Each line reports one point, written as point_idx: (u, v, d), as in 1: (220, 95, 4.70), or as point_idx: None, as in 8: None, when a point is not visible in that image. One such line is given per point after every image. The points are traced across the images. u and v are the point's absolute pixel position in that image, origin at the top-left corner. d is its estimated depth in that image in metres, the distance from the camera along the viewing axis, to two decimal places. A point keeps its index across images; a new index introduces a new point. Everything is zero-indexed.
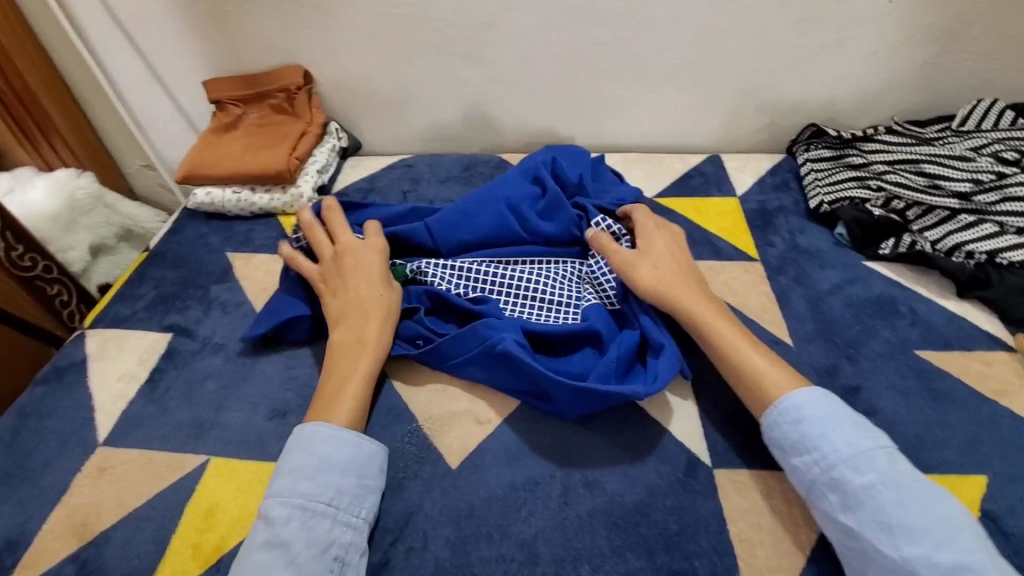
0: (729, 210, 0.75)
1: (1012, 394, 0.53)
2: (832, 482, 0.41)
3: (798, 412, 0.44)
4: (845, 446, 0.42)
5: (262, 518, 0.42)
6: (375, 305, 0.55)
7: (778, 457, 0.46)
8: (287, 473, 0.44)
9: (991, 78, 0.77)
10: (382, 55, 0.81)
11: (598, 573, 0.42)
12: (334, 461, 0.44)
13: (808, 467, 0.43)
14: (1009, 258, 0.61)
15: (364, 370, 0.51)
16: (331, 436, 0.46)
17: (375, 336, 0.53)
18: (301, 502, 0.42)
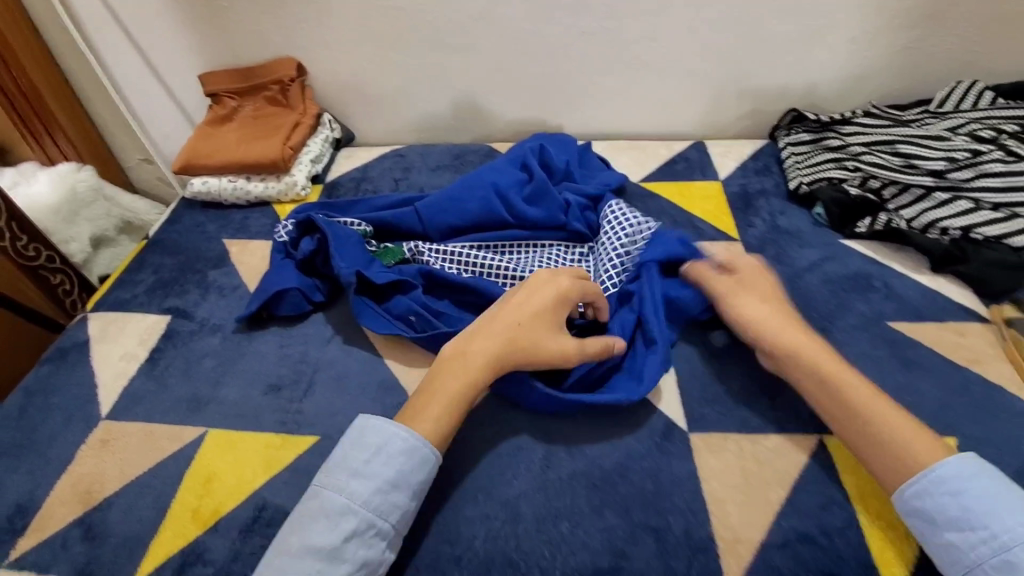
0: (712, 193, 0.77)
1: (983, 360, 0.55)
2: (1003, 565, 0.36)
3: (959, 485, 0.39)
4: (1018, 525, 0.37)
5: (326, 514, 0.40)
6: (517, 333, 0.49)
7: (920, 528, 0.40)
8: (364, 478, 0.42)
9: (970, 62, 0.78)
10: (374, 47, 0.83)
11: (578, 530, 0.44)
12: (410, 482, 0.42)
13: (971, 544, 0.38)
14: (983, 233, 0.62)
15: (463, 388, 0.46)
16: (414, 460, 0.43)
17: (491, 359, 0.48)
18: (369, 516, 0.41)
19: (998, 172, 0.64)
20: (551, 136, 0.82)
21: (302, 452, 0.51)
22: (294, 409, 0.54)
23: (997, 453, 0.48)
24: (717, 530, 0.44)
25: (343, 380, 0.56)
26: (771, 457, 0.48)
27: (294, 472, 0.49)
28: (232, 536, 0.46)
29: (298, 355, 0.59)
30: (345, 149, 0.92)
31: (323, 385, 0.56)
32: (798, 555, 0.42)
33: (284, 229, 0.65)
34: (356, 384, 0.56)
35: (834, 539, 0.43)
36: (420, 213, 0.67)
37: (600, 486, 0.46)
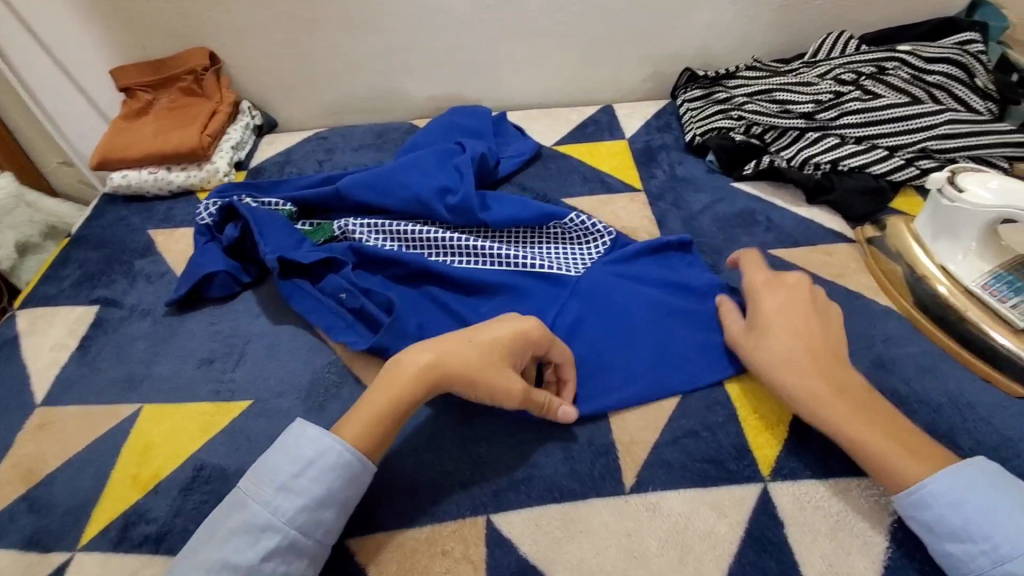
0: (618, 151, 0.83)
1: (848, 275, 0.62)
2: (1004, 575, 0.37)
3: (964, 500, 0.39)
4: (1020, 536, 0.37)
5: (245, 529, 0.40)
6: (454, 356, 0.46)
7: (925, 537, 0.41)
8: (292, 494, 0.41)
9: (839, 15, 0.86)
10: (286, 33, 0.85)
11: (495, 450, 0.49)
12: (335, 497, 0.42)
13: (971, 555, 0.38)
14: (848, 164, 0.70)
15: (395, 396, 0.45)
16: (340, 472, 0.43)
17: (423, 381, 0.45)
18: (290, 533, 0.40)
19: (857, 109, 0.72)
20: (467, 108, 0.85)
21: (236, 413, 0.54)
22: (227, 378, 0.57)
23: (854, 347, 0.55)
24: (616, 435, 0.49)
25: (273, 348, 0.59)
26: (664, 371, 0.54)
27: (230, 432, 0.52)
28: (172, 495, 0.49)
29: (226, 330, 0.61)
30: (268, 136, 0.93)
31: (254, 354, 0.59)
32: (685, 448, 0.48)
33: (207, 212, 0.67)
34: (286, 349, 0.59)
35: (715, 432, 0.49)
36: (342, 190, 0.69)
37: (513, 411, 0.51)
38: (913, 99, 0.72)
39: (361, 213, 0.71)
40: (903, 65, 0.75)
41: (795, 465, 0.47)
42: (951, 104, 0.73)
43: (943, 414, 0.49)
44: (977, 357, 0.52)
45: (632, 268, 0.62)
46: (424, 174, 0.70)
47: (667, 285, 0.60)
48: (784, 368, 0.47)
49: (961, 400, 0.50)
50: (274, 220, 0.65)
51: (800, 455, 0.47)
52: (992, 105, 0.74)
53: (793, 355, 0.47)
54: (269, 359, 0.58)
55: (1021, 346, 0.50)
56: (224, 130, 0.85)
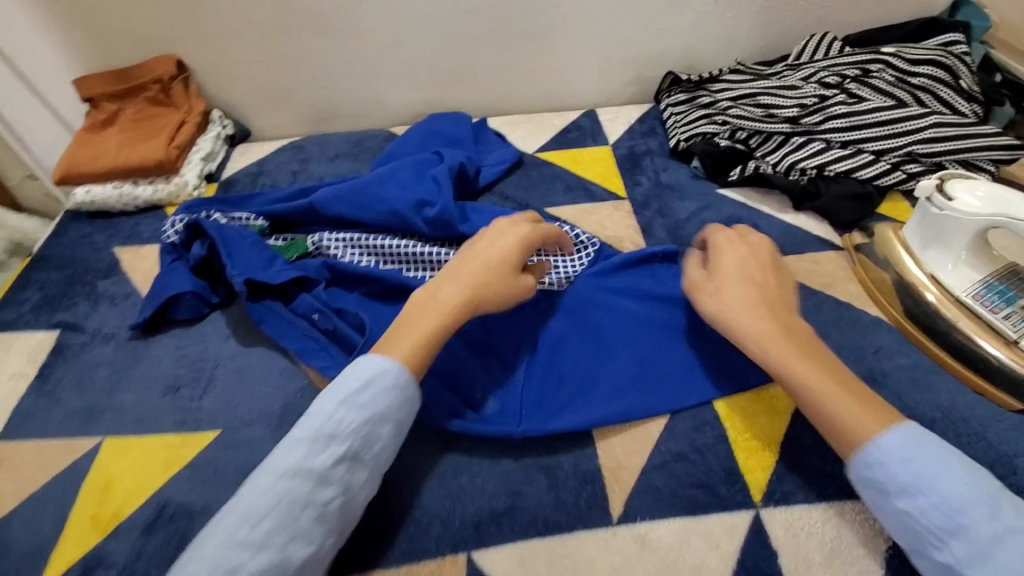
0: (602, 157, 0.81)
1: (837, 284, 0.61)
2: (953, 528, 0.36)
3: (911, 452, 0.39)
4: (963, 487, 0.37)
5: (313, 439, 0.40)
6: (481, 270, 0.49)
7: (872, 498, 0.40)
8: (356, 407, 0.41)
9: (823, 16, 0.85)
10: (257, 39, 0.82)
11: (476, 480, 0.47)
12: (396, 412, 0.43)
13: (922, 511, 0.37)
14: (835, 169, 0.69)
15: (434, 321, 0.46)
16: (400, 389, 0.43)
17: (460, 304, 0.47)
18: (357, 443, 0.41)
19: (843, 113, 0.70)
20: (446, 115, 0.83)
21: (203, 445, 0.51)
22: (194, 407, 0.54)
23: (846, 361, 0.53)
24: (602, 461, 0.47)
25: (242, 374, 0.56)
26: None
27: (196, 466, 0.50)
28: (134, 536, 0.46)
29: (191, 356, 0.58)
30: (240, 146, 0.90)
31: (222, 380, 0.56)
32: (673, 473, 0.46)
33: (172, 229, 0.64)
34: (256, 375, 0.56)
35: (705, 455, 0.47)
36: (314, 205, 0.66)
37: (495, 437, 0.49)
38: (899, 102, 0.71)
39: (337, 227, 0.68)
40: (888, 67, 0.74)
41: (787, 489, 0.45)
42: (937, 107, 0.72)
43: (937, 430, 0.48)
44: (970, 369, 0.51)
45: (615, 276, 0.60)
46: (402, 186, 0.67)
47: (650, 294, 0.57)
48: (753, 320, 0.46)
49: (955, 415, 0.49)
50: (240, 234, 0.62)
51: (791, 478, 0.46)
52: (977, 107, 0.73)
53: (756, 307, 0.47)
54: (238, 386, 0.55)
55: (1014, 358, 0.49)
56: (193, 141, 0.82)
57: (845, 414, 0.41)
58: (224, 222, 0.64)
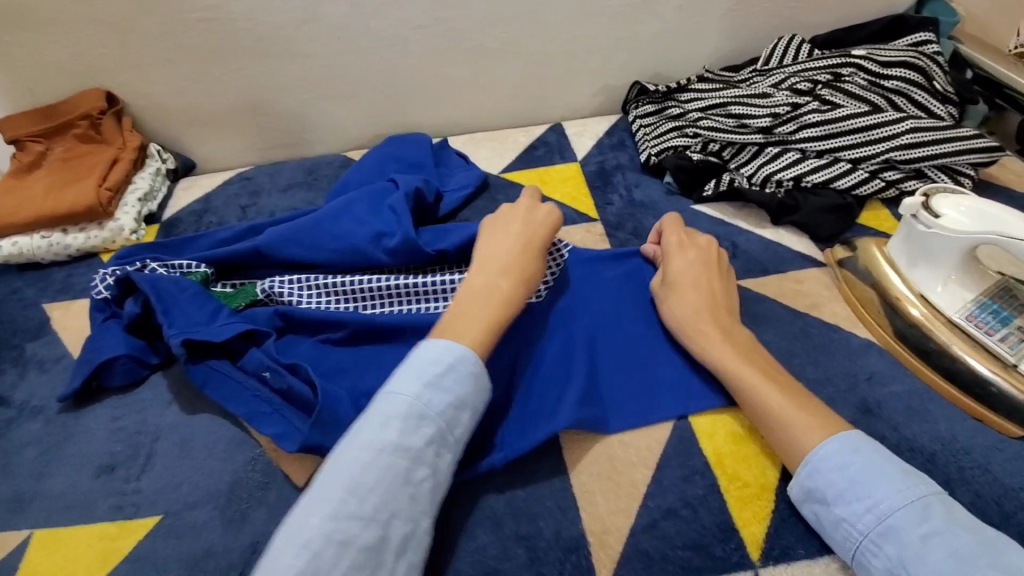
0: (571, 175, 0.77)
1: (824, 305, 0.57)
2: (885, 532, 0.36)
3: (844, 456, 0.39)
4: (895, 490, 0.37)
5: (402, 419, 0.39)
6: (526, 259, 0.51)
7: (817, 508, 0.40)
8: (442, 389, 0.41)
9: (789, 17, 0.82)
10: (195, 67, 0.76)
11: (448, 557, 0.42)
12: (476, 397, 0.42)
13: (858, 516, 0.38)
14: (812, 180, 0.66)
15: (499, 306, 0.47)
16: (477, 374, 0.43)
17: (518, 293, 0.49)
18: (444, 426, 0.40)
19: (817, 121, 0.68)
20: (402, 139, 0.78)
21: (141, 535, 0.46)
22: (131, 489, 0.48)
23: (838, 391, 0.50)
24: (586, 525, 0.43)
25: (185, 448, 0.51)
26: (636, 438, 0.48)
27: (134, 559, 0.44)
28: None
29: (129, 428, 0.53)
30: (184, 180, 0.84)
31: (164, 454, 0.50)
32: (664, 533, 0.43)
33: (103, 283, 0.57)
34: (201, 446, 0.51)
35: (696, 511, 0.44)
36: (262, 247, 0.61)
37: (468, 505, 0.45)
38: (873, 106, 0.68)
39: (292, 269, 0.63)
40: (860, 71, 0.72)
41: (787, 543, 0.42)
42: (911, 110, 0.70)
43: (939, 464, 0.45)
44: (967, 395, 0.48)
45: (597, 290, 0.57)
46: (359, 220, 0.62)
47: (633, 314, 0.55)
48: (693, 327, 0.49)
49: (956, 445, 0.46)
50: (176, 284, 0.56)
51: (791, 530, 0.42)
52: (952, 108, 0.71)
53: (698, 314, 0.49)
54: (181, 460, 0.50)
55: (1012, 383, 0.46)
56: (128, 181, 0.76)
57: (792, 424, 0.42)
58: (161, 273, 0.59)
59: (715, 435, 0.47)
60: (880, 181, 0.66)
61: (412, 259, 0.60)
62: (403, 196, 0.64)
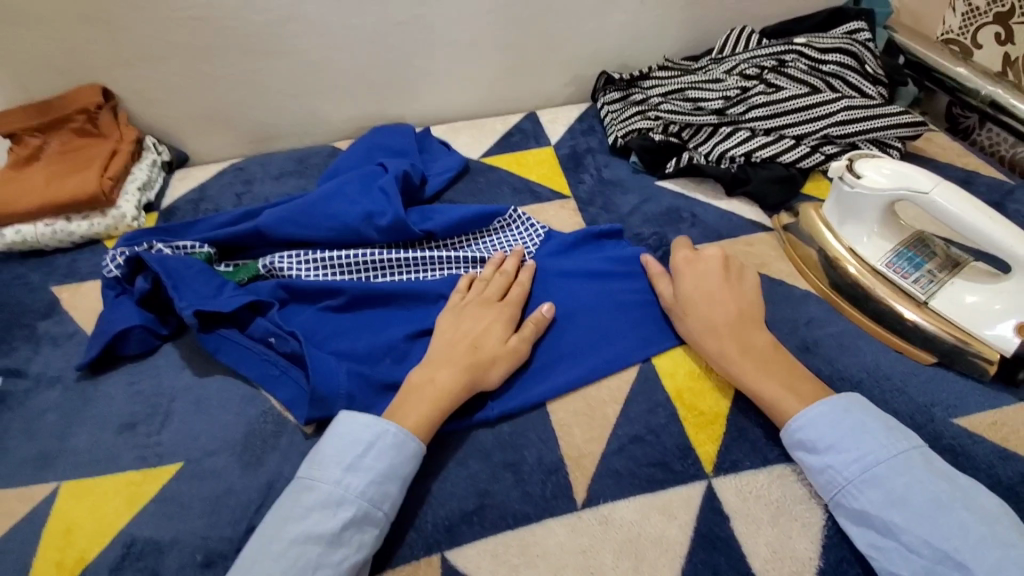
0: (546, 158, 0.84)
1: (770, 263, 0.65)
2: (870, 479, 0.43)
3: (838, 419, 0.46)
4: (881, 446, 0.44)
5: (318, 507, 0.43)
6: (472, 349, 0.52)
7: (804, 456, 0.46)
8: (359, 471, 0.45)
9: (740, 10, 0.90)
10: (187, 63, 0.81)
11: (444, 483, 0.48)
12: (400, 472, 0.46)
13: (845, 465, 0.44)
14: (761, 156, 0.73)
15: (430, 403, 0.49)
16: (399, 446, 0.46)
17: (457, 386, 0.50)
18: (364, 505, 0.43)
19: (763, 103, 0.75)
20: (386, 128, 0.83)
21: (166, 480, 0.51)
22: (153, 443, 0.53)
23: (782, 334, 0.57)
24: (564, 451, 0.50)
25: (202, 405, 0.55)
26: (606, 379, 0.54)
27: (161, 501, 0.49)
28: None
29: (146, 390, 0.57)
30: (178, 172, 0.88)
31: (180, 413, 0.55)
32: (632, 455, 0.49)
33: (113, 262, 0.62)
34: (216, 404, 0.56)
35: (659, 435, 0.50)
36: (262, 228, 0.66)
37: (462, 439, 0.51)
38: (812, 88, 0.76)
39: (292, 247, 0.68)
40: (801, 57, 0.80)
41: (737, 457, 0.49)
42: (847, 91, 0.77)
43: (864, 388, 0.52)
44: (887, 331, 0.56)
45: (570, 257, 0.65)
46: (353, 200, 0.68)
47: (601, 274, 0.62)
48: (710, 336, 0.52)
49: (880, 373, 0.53)
50: (184, 263, 0.61)
51: (739, 447, 0.49)
52: (882, 89, 0.79)
53: (716, 326, 0.52)
54: (198, 415, 0.55)
55: (927, 319, 0.54)
56: (127, 171, 0.80)
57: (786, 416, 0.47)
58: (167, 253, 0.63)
59: (674, 373, 0.54)
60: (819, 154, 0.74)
61: (402, 234, 0.66)
62: (392, 178, 0.70)
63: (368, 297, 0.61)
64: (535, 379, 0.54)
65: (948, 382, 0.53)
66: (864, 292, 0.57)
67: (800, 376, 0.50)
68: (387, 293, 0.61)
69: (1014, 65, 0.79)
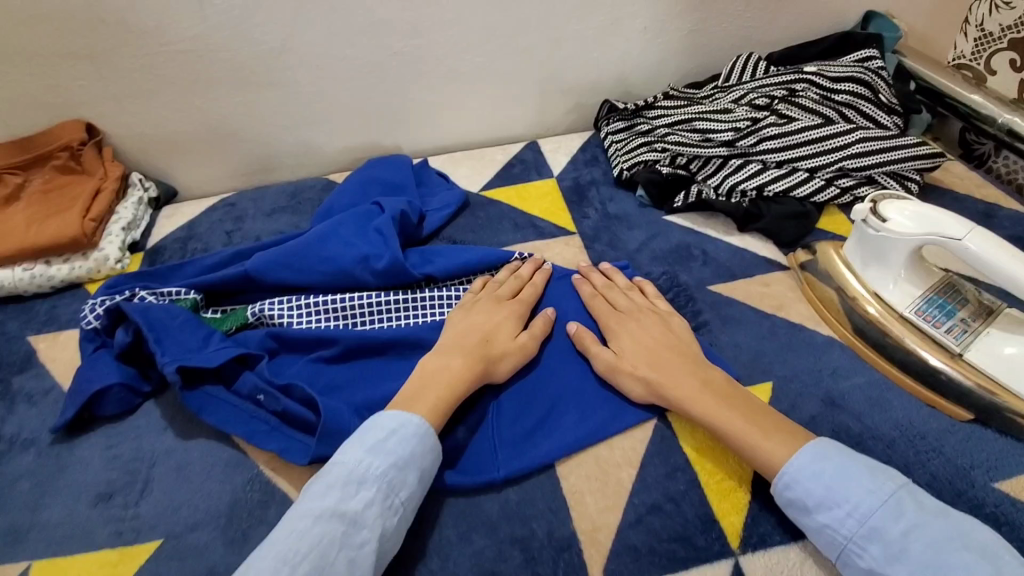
0: (548, 191, 0.80)
1: (788, 306, 0.61)
2: (868, 533, 0.40)
3: (813, 463, 0.43)
4: (869, 492, 0.41)
5: (340, 486, 0.42)
6: (484, 340, 0.53)
7: (797, 514, 0.43)
8: (382, 453, 0.44)
9: (746, 36, 0.87)
10: (176, 95, 0.77)
11: (447, 562, 0.44)
12: (420, 460, 0.45)
13: (840, 521, 0.41)
14: (773, 190, 0.70)
15: (445, 389, 0.48)
16: (420, 433, 0.45)
17: (471, 373, 0.50)
18: (385, 488, 0.42)
19: (775, 134, 0.72)
20: (378, 161, 0.79)
21: (144, 559, 0.47)
22: (131, 515, 0.49)
23: (806, 386, 0.54)
24: (577, 523, 0.46)
25: (184, 472, 0.52)
26: (620, 439, 0.50)
27: None
28: None
29: (125, 454, 0.53)
30: (166, 208, 0.85)
31: (161, 480, 0.51)
32: (650, 527, 0.45)
33: (92, 313, 0.58)
34: (199, 469, 0.52)
35: (679, 504, 0.46)
36: (251, 272, 0.62)
37: (465, 510, 0.47)
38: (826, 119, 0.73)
39: (282, 292, 0.64)
40: (812, 86, 0.77)
41: (766, 529, 0.45)
42: (861, 121, 0.75)
43: (897, 449, 0.49)
44: (923, 386, 0.52)
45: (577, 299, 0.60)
46: (348, 241, 0.64)
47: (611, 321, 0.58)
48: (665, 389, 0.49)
49: (913, 432, 0.50)
50: (167, 310, 0.58)
51: (766, 518, 0.45)
52: (897, 119, 0.77)
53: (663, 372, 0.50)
54: (180, 482, 0.51)
55: (960, 372, 0.50)
56: (112, 210, 0.76)
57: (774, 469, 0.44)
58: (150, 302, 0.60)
59: (694, 430, 0.50)
60: (835, 187, 0.71)
61: (398, 279, 0.62)
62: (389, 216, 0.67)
63: (364, 348, 0.57)
64: (542, 436, 0.50)
65: (986, 442, 0.49)
66: (891, 340, 0.54)
67: (771, 415, 0.47)
68: (381, 343, 0.57)
69: None
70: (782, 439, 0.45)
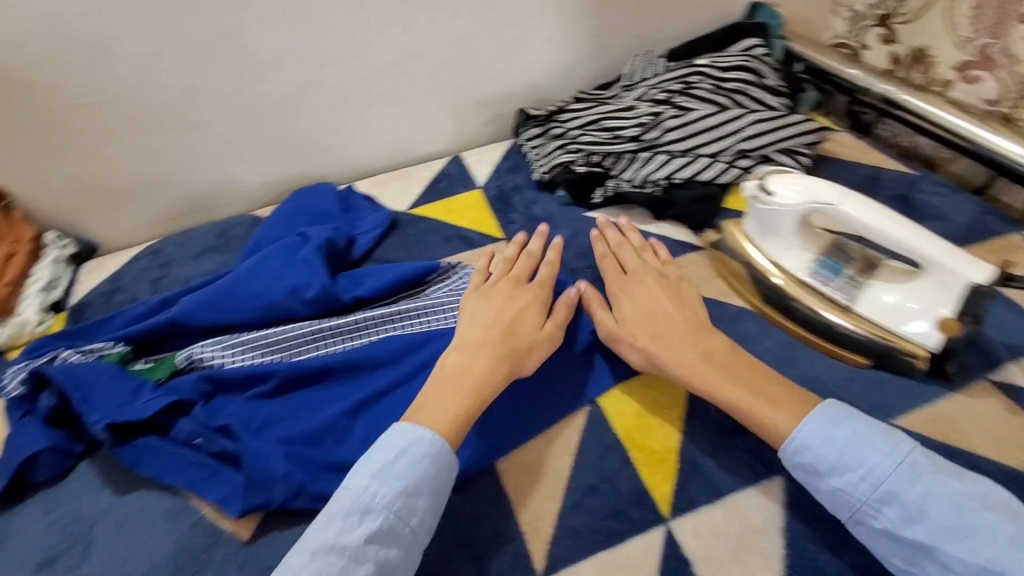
0: (474, 202, 0.83)
1: (703, 283, 0.65)
2: (884, 497, 0.41)
3: (830, 431, 0.44)
4: (884, 456, 0.42)
5: (345, 516, 0.42)
6: (506, 335, 0.53)
7: (809, 479, 0.45)
8: (390, 479, 0.43)
9: (644, 35, 0.92)
10: (85, 147, 0.76)
11: None
12: (429, 485, 0.44)
13: (854, 485, 0.42)
14: (681, 177, 0.74)
15: (468, 396, 0.48)
16: (436, 453, 0.45)
17: (495, 374, 0.50)
18: (392, 517, 0.42)
19: (676, 126, 0.77)
20: (293, 194, 0.79)
21: None
22: None
23: None
24: (520, 515, 0.48)
25: (126, 526, 0.51)
26: (556, 429, 0.53)
27: None
28: None
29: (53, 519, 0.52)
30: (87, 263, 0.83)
31: (103, 538, 0.51)
32: (589, 508, 0.48)
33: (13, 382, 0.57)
34: (141, 521, 0.51)
35: (615, 483, 0.49)
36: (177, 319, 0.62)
37: None
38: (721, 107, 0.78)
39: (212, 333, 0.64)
40: (704, 77, 0.82)
41: (695, 493, 0.48)
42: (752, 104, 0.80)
43: None
44: (823, 340, 0.57)
45: None
46: (274, 276, 0.65)
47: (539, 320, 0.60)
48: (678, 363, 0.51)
49: (819, 384, 0.54)
50: (94, 369, 0.57)
51: (694, 483, 0.49)
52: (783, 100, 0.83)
53: (677, 341, 0.52)
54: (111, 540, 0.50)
55: (859, 326, 0.55)
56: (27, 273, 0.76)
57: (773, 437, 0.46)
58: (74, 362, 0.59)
59: (621, 414, 0.53)
60: (735, 168, 0.76)
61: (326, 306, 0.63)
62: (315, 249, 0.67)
63: (299, 378, 0.58)
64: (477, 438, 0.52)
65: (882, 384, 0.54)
66: (787, 300, 0.59)
67: (783, 380, 0.49)
68: (315, 370, 0.58)
69: (900, 63, 0.86)
70: (793, 409, 0.46)
